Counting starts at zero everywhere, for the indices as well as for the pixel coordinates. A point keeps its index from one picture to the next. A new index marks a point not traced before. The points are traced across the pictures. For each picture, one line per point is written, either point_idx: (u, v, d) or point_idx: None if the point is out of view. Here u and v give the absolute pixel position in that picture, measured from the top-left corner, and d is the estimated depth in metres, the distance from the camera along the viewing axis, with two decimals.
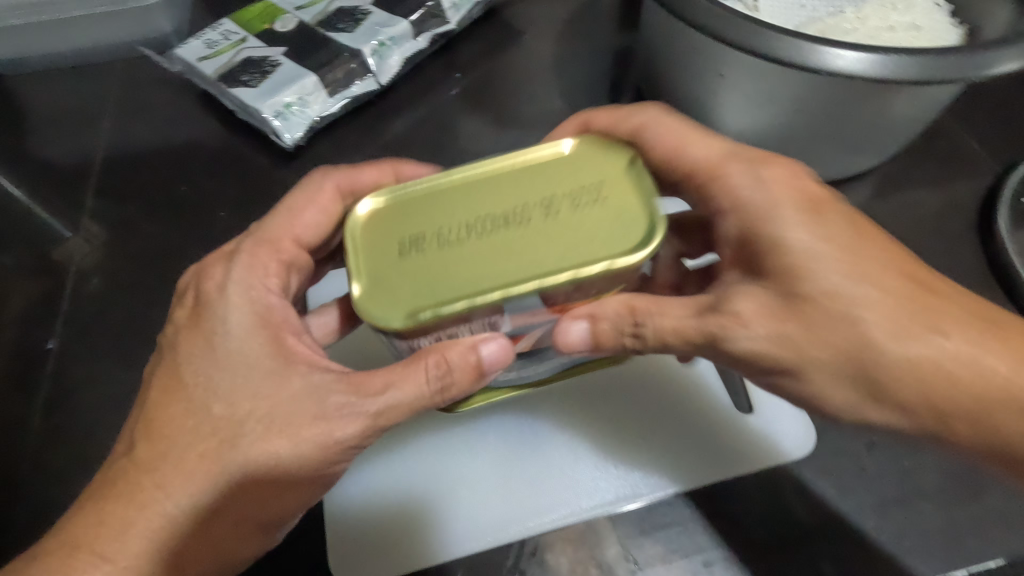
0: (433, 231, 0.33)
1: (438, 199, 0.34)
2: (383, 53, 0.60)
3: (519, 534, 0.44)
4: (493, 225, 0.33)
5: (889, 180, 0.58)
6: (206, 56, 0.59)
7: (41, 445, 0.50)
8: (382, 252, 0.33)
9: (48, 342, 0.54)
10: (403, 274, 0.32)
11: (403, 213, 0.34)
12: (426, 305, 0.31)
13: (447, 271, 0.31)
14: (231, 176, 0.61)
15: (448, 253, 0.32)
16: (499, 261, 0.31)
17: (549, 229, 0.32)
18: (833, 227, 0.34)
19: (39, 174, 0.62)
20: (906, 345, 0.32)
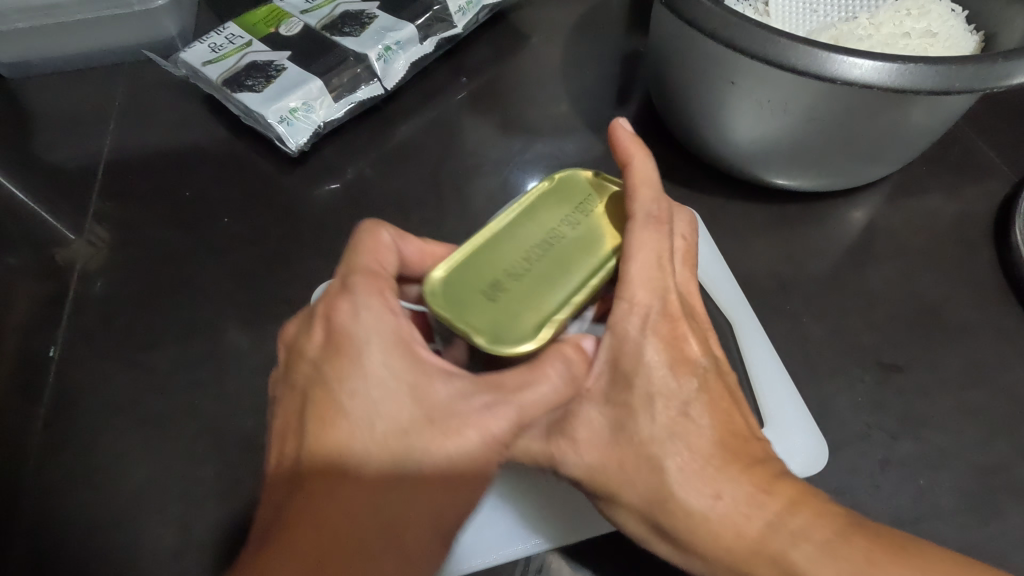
0: (501, 269, 0.34)
1: (481, 248, 0.35)
2: (389, 58, 0.59)
3: (525, 552, 0.44)
4: (547, 245, 0.35)
5: (903, 188, 0.57)
6: (211, 60, 0.59)
7: (42, 452, 0.50)
8: (469, 306, 0.33)
9: (49, 350, 0.54)
10: (503, 307, 0.33)
11: (456, 275, 0.34)
12: (542, 317, 0.33)
13: (538, 290, 0.34)
14: (235, 180, 0.60)
15: (526, 281, 0.34)
16: (577, 265, 0.35)
17: (591, 228, 0.36)
18: (685, 373, 0.35)
19: (43, 177, 0.62)
20: (697, 498, 0.34)
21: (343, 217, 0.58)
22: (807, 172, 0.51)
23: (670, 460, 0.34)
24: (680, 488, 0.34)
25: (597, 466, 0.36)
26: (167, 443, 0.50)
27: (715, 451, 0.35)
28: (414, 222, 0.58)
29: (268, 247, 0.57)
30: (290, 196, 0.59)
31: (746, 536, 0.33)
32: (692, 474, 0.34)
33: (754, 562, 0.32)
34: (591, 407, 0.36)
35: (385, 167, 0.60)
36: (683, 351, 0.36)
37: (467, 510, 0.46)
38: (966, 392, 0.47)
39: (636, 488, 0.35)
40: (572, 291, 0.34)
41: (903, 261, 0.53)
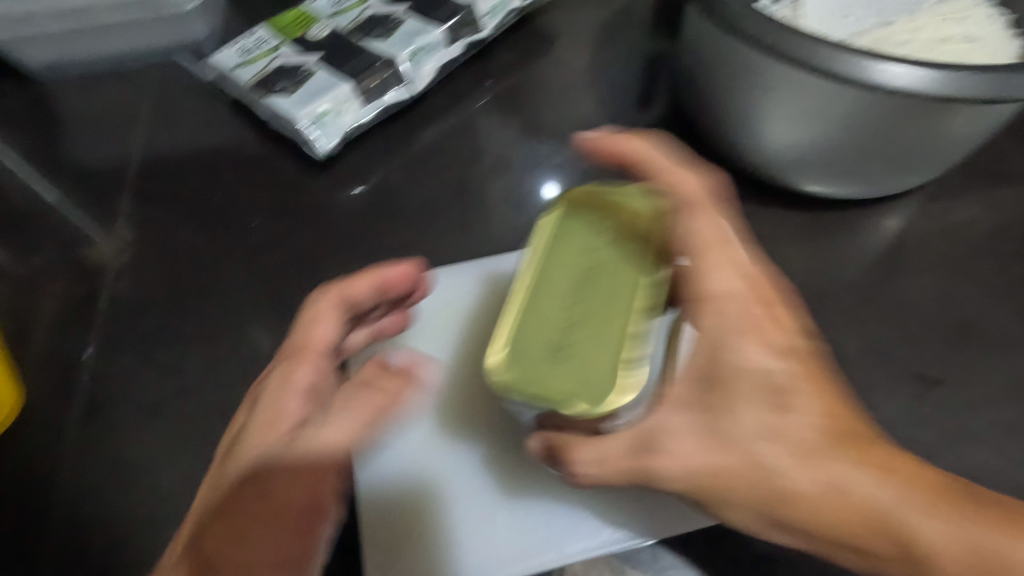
0: (552, 336, 0.38)
1: (524, 328, 0.38)
2: (416, 61, 0.59)
3: (554, 562, 0.45)
4: (584, 309, 0.38)
5: (938, 196, 0.56)
6: (240, 64, 0.59)
7: (74, 452, 0.50)
8: (541, 376, 0.37)
9: (82, 352, 0.54)
10: (577, 361, 0.37)
11: (513, 358, 0.37)
12: (621, 362, 0.37)
13: (598, 352, 0.37)
14: (263, 182, 0.60)
15: (591, 337, 0.38)
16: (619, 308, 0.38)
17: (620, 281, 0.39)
18: (774, 341, 0.38)
19: (74, 178, 0.63)
20: (807, 475, 0.36)
21: (370, 221, 0.58)
22: (842, 179, 0.50)
23: (768, 453, 0.37)
24: (790, 476, 0.36)
25: (704, 472, 0.37)
26: (197, 446, 0.50)
27: (809, 438, 0.37)
28: (441, 228, 0.58)
29: (296, 251, 0.57)
30: (317, 200, 0.59)
31: (857, 515, 0.36)
32: (795, 465, 0.36)
33: (858, 528, 0.36)
34: (683, 416, 0.38)
35: (412, 171, 0.60)
36: (778, 336, 0.39)
37: (495, 515, 0.47)
38: (1005, 405, 0.46)
39: (738, 489, 0.37)
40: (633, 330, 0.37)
41: (939, 271, 0.52)
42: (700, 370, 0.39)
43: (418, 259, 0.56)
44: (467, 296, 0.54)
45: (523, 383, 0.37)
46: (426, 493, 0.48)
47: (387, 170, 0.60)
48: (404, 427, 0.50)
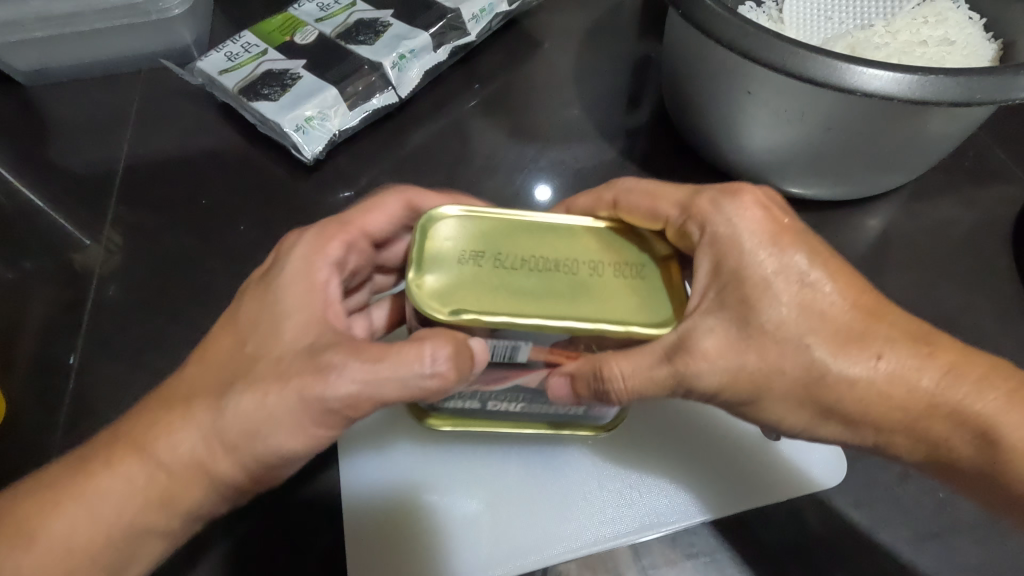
0: (496, 252, 0.35)
1: (500, 232, 0.36)
2: (403, 66, 0.60)
3: (537, 564, 0.45)
4: (543, 266, 0.35)
5: (919, 196, 0.57)
6: (227, 69, 0.59)
7: (63, 458, 0.50)
8: (448, 261, 0.34)
9: (69, 356, 0.54)
10: (468, 282, 0.34)
11: (469, 227, 0.36)
12: (467, 306, 0.33)
13: (490, 291, 0.33)
14: (252, 187, 0.61)
15: (496, 278, 0.34)
16: (540, 300, 0.33)
17: (584, 290, 0.34)
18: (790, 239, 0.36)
19: (63, 182, 0.63)
20: (855, 360, 0.35)
21: None
22: (824, 180, 0.51)
23: (809, 337, 0.35)
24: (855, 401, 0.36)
25: (739, 368, 0.35)
26: None
27: (849, 322, 0.35)
28: None
29: None
30: (305, 203, 0.59)
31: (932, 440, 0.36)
32: (838, 348, 0.35)
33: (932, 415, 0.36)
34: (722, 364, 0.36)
35: (399, 174, 0.60)
36: (772, 217, 0.37)
37: (481, 514, 0.47)
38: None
39: (785, 376, 0.35)
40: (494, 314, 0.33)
41: (919, 271, 0.53)
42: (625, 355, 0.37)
43: None
44: None
45: (444, 243, 0.35)
46: (417, 489, 0.48)
47: (375, 174, 0.60)
48: (384, 431, 0.50)
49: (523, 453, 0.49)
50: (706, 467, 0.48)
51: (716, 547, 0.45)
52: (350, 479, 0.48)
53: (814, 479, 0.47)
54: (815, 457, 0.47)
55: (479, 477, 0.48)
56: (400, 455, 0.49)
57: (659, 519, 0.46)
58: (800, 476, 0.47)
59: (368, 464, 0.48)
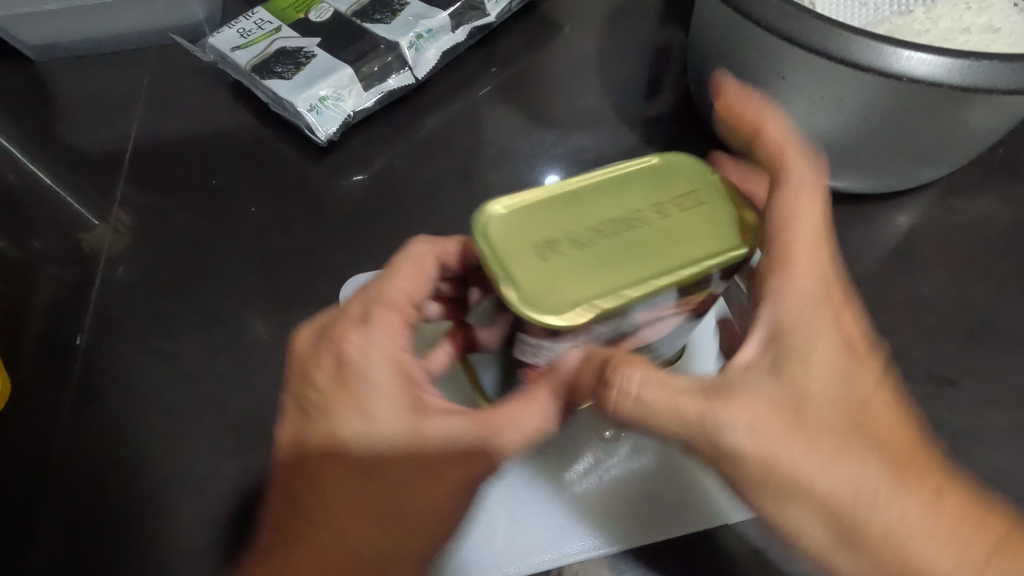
0: (564, 226, 0.32)
1: (560, 204, 0.33)
2: (420, 46, 0.58)
3: (553, 562, 0.44)
4: (623, 226, 0.32)
5: (955, 191, 0.54)
6: (240, 45, 0.57)
7: (68, 441, 0.49)
8: (516, 253, 0.31)
9: (77, 337, 0.53)
10: (562, 263, 0.31)
11: (517, 219, 0.32)
12: (579, 295, 0.30)
13: (585, 273, 0.31)
14: (264, 167, 0.59)
15: (578, 259, 0.31)
16: (634, 262, 0.31)
17: (675, 231, 0.32)
18: (846, 325, 0.37)
19: (71, 160, 0.61)
20: (883, 513, 0.34)
21: (370, 209, 0.57)
22: (857, 172, 0.49)
23: (834, 482, 0.34)
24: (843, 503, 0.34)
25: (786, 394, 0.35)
26: (192, 436, 0.49)
27: (899, 460, 0.35)
28: (442, 217, 0.56)
29: (295, 238, 0.56)
30: (317, 187, 0.58)
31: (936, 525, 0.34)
32: (889, 492, 0.34)
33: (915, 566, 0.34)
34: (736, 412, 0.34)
35: (412, 159, 0.59)
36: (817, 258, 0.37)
37: (495, 511, 0.46)
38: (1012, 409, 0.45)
39: (835, 477, 0.34)
40: (621, 287, 0.30)
41: (949, 269, 0.51)
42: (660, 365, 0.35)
43: None
44: None
45: (504, 241, 0.31)
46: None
47: (391, 157, 0.59)
48: None
49: (536, 447, 0.48)
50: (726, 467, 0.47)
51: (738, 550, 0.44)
52: None
53: None
54: None
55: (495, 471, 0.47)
56: None
57: (680, 519, 0.45)
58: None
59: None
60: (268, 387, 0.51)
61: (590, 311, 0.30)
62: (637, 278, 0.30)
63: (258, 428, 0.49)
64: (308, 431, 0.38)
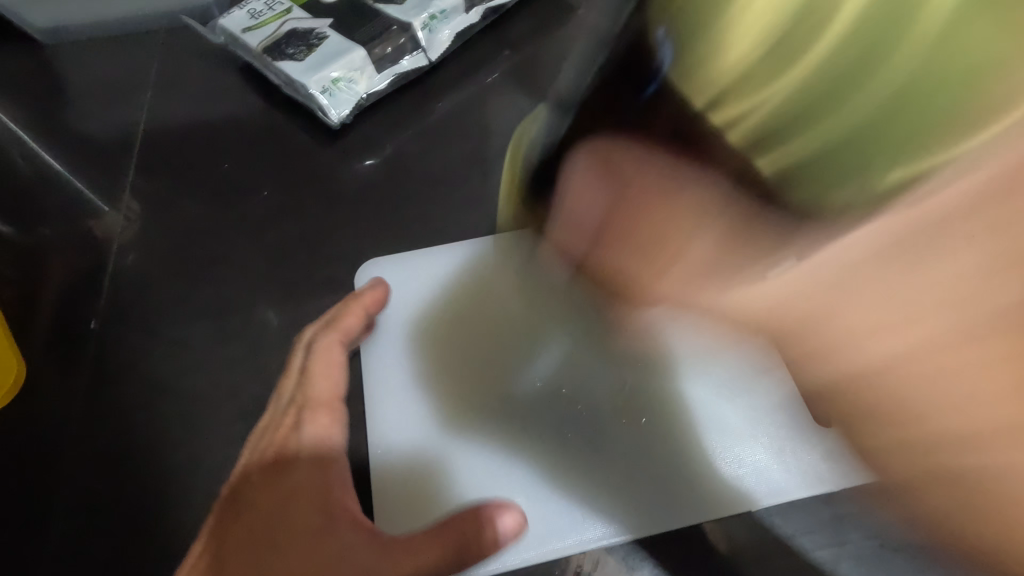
0: (807, 83, 0.23)
1: (774, 71, 0.24)
2: (433, 27, 0.57)
3: (576, 547, 0.44)
4: (879, 52, 0.22)
5: None
6: (250, 27, 0.57)
7: (82, 427, 0.49)
8: (768, 137, 0.24)
9: (90, 321, 0.53)
10: (844, 136, 0.23)
11: (748, 96, 0.24)
12: (891, 168, 0.22)
13: (857, 144, 0.23)
14: (275, 152, 0.59)
15: (888, 112, 0.23)
16: (909, 109, 0.22)
17: (987, 32, 0.21)
18: None
19: (80, 145, 0.61)
20: (883, 340, 0.25)
21: (383, 193, 0.56)
22: None
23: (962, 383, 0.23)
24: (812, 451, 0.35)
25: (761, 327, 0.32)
26: (206, 420, 0.49)
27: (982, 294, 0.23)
28: (456, 202, 0.55)
29: (307, 223, 0.55)
30: (328, 171, 0.57)
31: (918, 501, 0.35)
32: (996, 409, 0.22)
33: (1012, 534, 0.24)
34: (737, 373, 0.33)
35: (424, 142, 0.58)
36: None
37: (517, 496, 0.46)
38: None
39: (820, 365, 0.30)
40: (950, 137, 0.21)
41: None
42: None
43: (432, 238, 0.54)
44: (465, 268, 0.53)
45: (732, 90, 0.24)
46: (418, 459, 0.47)
47: (403, 141, 0.58)
48: (404, 400, 0.49)
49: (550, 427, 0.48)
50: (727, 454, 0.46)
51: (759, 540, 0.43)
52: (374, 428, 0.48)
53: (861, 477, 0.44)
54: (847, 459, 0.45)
55: (506, 450, 0.47)
56: (421, 426, 0.48)
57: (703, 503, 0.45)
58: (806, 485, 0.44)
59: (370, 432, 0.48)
60: (281, 372, 0.50)
61: (925, 172, 0.22)
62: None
63: None
64: (298, 438, 0.44)
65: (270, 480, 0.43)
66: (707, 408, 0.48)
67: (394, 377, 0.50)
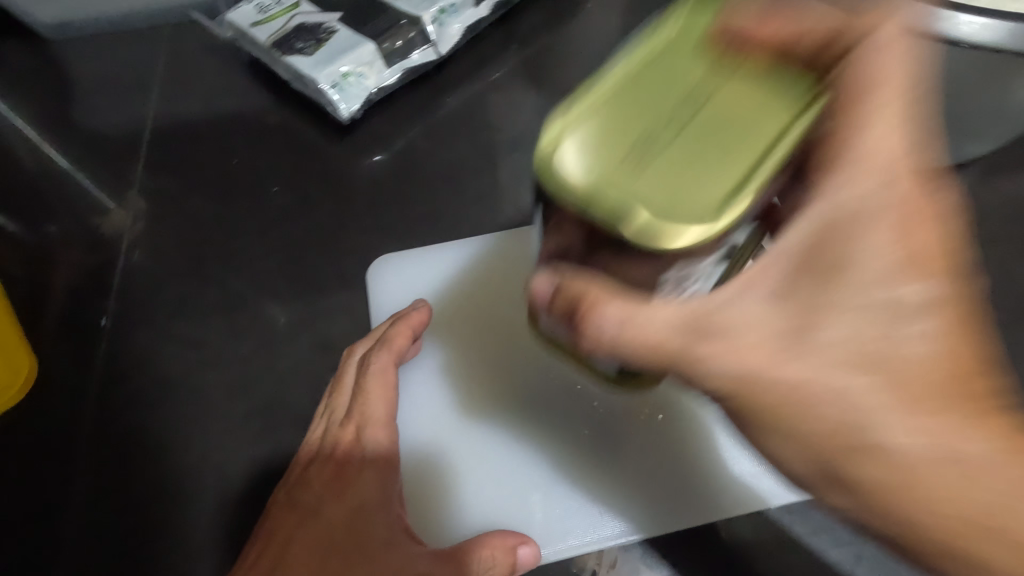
0: (653, 125, 0.28)
1: (591, 123, 0.28)
2: (443, 21, 0.56)
3: (597, 542, 0.43)
4: (666, 120, 0.28)
5: (999, 166, 0.52)
6: (258, 22, 0.56)
7: (93, 426, 0.49)
8: (619, 175, 0.26)
9: (101, 318, 0.53)
10: (641, 174, 0.26)
11: (590, 142, 0.27)
12: (722, 193, 0.26)
13: (693, 176, 0.26)
14: (284, 148, 0.58)
15: (692, 145, 0.27)
16: (716, 157, 0.27)
17: (699, 125, 0.27)
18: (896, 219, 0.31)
19: (88, 143, 0.61)
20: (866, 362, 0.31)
21: (393, 189, 0.56)
22: None
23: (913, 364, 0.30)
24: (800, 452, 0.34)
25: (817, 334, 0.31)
26: (217, 418, 0.49)
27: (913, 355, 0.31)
28: (466, 197, 0.55)
29: (318, 219, 0.55)
30: (337, 167, 0.57)
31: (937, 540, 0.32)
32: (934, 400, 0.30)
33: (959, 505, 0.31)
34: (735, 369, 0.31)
35: (434, 137, 0.57)
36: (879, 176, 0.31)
37: (535, 492, 0.46)
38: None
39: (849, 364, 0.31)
40: (732, 191, 0.26)
41: (988, 248, 0.49)
42: (817, 240, 0.31)
43: (443, 234, 0.54)
44: (483, 262, 0.53)
45: (572, 169, 0.27)
46: (435, 451, 0.47)
47: (412, 137, 0.57)
48: (423, 389, 0.49)
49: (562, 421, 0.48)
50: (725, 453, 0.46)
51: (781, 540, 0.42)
52: (405, 418, 0.48)
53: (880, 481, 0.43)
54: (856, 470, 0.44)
55: (519, 444, 0.47)
56: (439, 415, 0.48)
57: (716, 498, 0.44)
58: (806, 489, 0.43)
59: (402, 422, 0.48)
60: (292, 369, 0.50)
61: (752, 179, 0.26)
62: (779, 129, 0.27)
63: (283, 410, 0.49)
64: (327, 442, 0.43)
65: (301, 483, 0.42)
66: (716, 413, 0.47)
67: (430, 364, 0.50)
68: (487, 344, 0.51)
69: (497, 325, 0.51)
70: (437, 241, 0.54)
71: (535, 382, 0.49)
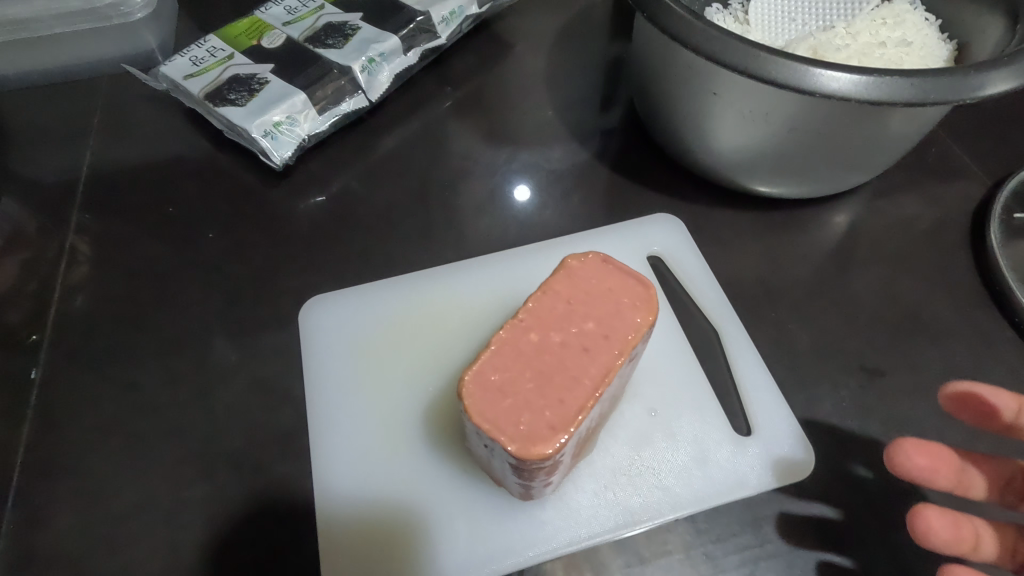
0: None
1: None
2: (372, 70, 0.59)
3: (514, 567, 0.41)
4: None
5: (880, 192, 0.57)
6: (192, 73, 0.58)
7: (24, 484, 0.45)
8: None
9: (31, 371, 0.50)
10: None
11: None
12: None
13: None
14: (221, 193, 0.60)
15: None
16: None
17: None
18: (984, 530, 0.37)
19: (20, 190, 0.60)
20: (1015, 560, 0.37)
21: (328, 230, 0.57)
22: (796, 179, 0.51)
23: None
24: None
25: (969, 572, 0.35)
26: (149, 464, 0.46)
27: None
28: (403, 234, 0.57)
29: (254, 261, 0.56)
30: (273, 210, 0.58)
31: None
32: None
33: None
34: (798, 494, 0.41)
35: (370, 179, 0.60)
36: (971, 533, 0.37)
37: (458, 519, 0.43)
38: None
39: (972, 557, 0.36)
40: None
41: (886, 264, 0.53)
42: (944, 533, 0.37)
43: (377, 271, 0.55)
44: (406, 297, 0.53)
45: None
46: (357, 491, 0.44)
47: (345, 181, 0.60)
48: (343, 428, 0.47)
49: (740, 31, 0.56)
50: (668, 465, 0.43)
51: (701, 541, 0.40)
52: (324, 466, 0.45)
53: (785, 472, 0.42)
54: (779, 464, 0.43)
55: (424, 470, 0.45)
56: (358, 455, 0.46)
57: (664, 502, 0.42)
58: (742, 484, 0.42)
59: (319, 464, 0.45)
60: (227, 409, 0.48)
61: None
62: None
63: (218, 453, 0.46)
64: None
65: None
66: (657, 417, 0.45)
67: (349, 403, 0.48)
68: (414, 360, 0.50)
69: (421, 358, 0.50)
70: (358, 285, 0.53)
71: (455, 409, 0.47)
